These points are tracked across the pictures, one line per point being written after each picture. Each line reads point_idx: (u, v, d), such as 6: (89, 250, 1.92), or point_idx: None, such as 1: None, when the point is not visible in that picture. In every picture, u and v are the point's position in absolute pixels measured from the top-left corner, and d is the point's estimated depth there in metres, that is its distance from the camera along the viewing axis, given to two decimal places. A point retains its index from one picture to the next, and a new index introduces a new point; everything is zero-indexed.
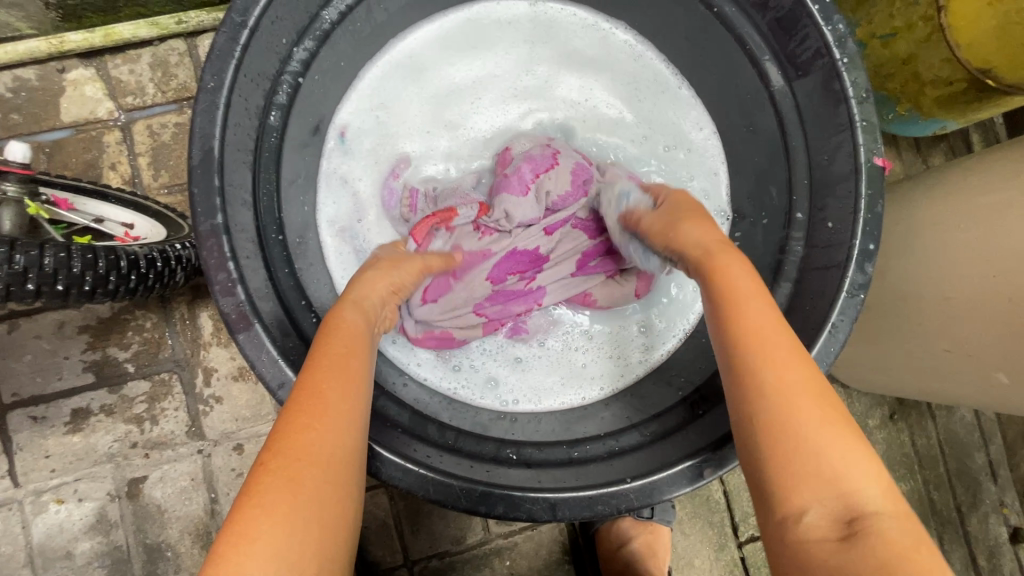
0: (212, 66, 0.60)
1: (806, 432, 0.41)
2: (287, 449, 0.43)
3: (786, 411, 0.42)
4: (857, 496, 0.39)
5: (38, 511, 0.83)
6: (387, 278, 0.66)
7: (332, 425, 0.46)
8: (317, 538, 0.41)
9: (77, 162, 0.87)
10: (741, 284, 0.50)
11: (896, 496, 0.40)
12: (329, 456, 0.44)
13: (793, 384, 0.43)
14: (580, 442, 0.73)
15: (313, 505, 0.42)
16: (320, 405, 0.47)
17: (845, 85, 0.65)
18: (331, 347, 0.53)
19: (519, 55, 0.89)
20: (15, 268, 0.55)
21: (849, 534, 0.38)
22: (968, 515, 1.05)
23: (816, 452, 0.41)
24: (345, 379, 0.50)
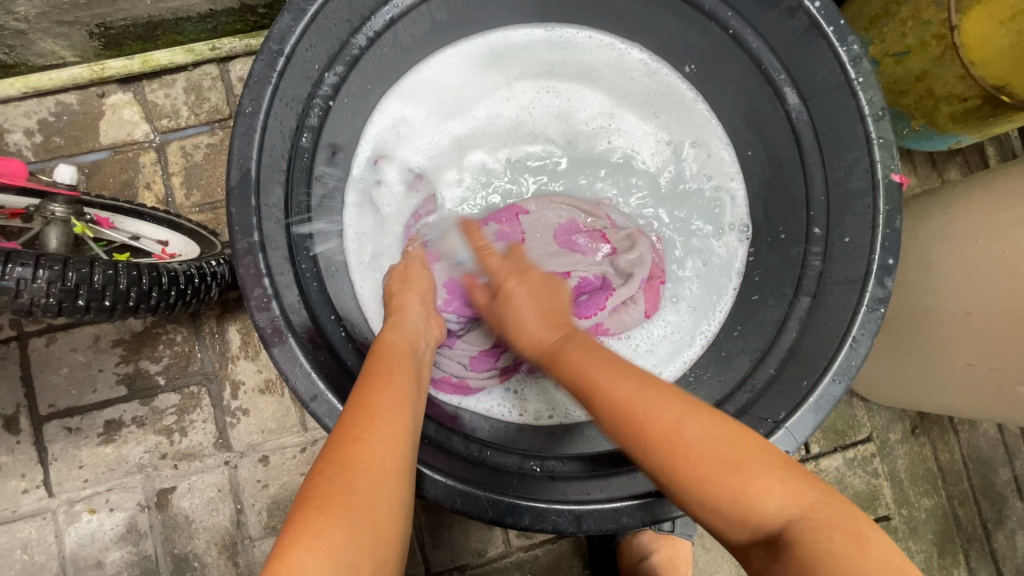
0: (250, 92, 0.63)
1: (706, 479, 0.48)
2: (342, 460, 0.47)
3: (685, 460, 0.49)
4: (770, 510, 0.46)
5: (70, 520, 0.85)
6: (415, 293, 0.72)
7: (381, 436, 0.49)
8: (373, 545, 0.44)
9: (115, 182, 0.91)
10: (584, 359, 0.59)
11: (810, 496, 0.46)
12: (382, 468, 0.47)
13: (675, 431, 0.50)
14: (603, 455, 0.74)
15: (358, 520, 0.44)
16: (372, 419, 0.50)
17: (860, 104, 0.67)
18: (382, 363, 0.58)
19: (537, 78, 0.92)
20: (68, 285, 0.58)
21: (776, 547, 0.46)
22: (995, 531, 1.03)
23: (721, 492, 0.47)
24: (396, 396, 0.54)
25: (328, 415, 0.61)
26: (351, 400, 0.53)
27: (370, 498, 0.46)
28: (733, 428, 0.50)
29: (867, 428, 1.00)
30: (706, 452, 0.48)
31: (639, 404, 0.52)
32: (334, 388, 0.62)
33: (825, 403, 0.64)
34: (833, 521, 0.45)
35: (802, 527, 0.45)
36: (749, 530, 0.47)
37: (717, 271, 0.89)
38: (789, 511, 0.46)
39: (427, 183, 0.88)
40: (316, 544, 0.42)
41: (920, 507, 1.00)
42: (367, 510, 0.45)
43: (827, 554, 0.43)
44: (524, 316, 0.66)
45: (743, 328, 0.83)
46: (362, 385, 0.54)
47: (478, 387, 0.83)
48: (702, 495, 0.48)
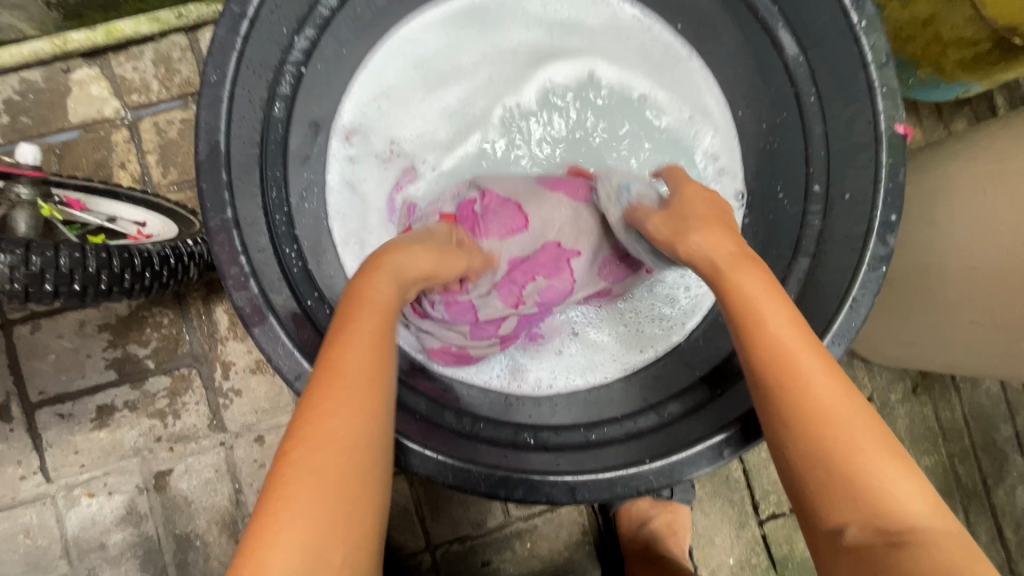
0: (214, 59, 0.59)
1: (849, 447, 0.40)
2: (313, 440, 0.41)
3: (810, 407, 0.42)
4: (906, 509, 0.38)
5: (70, 505, 0.85)
6: (421, 247, 0.61)
7: (347, 408, 0.43)
8: (337, 536, 0.38)
9: (88, 163, 0.87)
10: (757, 290, 0.48)
11: (942, 509, 0.38)
12: (348, 449, 0.42)
13: (821, 382, 0.42)
14: (598, 425, 0.73)
15: (320, 507, 0.39)
16: (341, 389, 0.44)
17: (863, 50, 0.63)
18: (355, 317, 0.50)
19: (525, 39, 0.87)
20: (31, 270, 0.55)
21: (893, 544, 0.37)
22: (995, 487, 1.03)
23: (857, 469, 0.39)
24: (372, 361, 0.47)
25: None
26: (319, 361, 0.46)
27: (336, 485, 0.40)
28: (859, 397, 0.42)
29: (867, 389, 0.99)
30: (823, 380, 0.42)
31: (782, 339, 0.45)
32: None
33: None
34: (961, 541, 0.37)
35: (931, 539, 0.36)
36: (864, 516, 0.38)
37: None
38: (927, 516, 0.38)
39: (407, 150, 0.85)
40: (279, 537, 0.37)
41: (920, 465, 1.00)
42: (331, 497, 0.39)
43: (951, 555, 0.35)
44: (704, 235, 0.55)
45: None
46: (329, 348, 0.47)
47: (479, 356, 0.79)
48: (808, 420, 0.41)
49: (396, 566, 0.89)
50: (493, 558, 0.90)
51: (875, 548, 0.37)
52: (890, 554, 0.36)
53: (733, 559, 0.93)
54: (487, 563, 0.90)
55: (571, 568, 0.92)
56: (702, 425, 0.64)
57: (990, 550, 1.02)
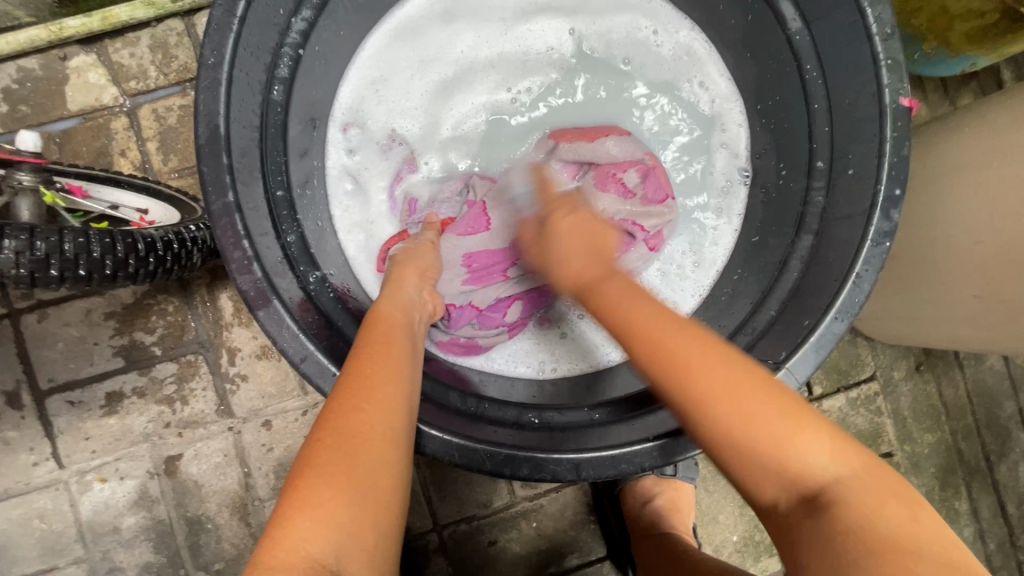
0: (211, 41, 0.59)
1: (753, 429, 0.45)
2: (344, 435, 0.46)
3: (728, 415, 0.45)
4: (811, 470, 0.44)
5: (83, 490, 0.87)
6: (414, 266, 0.69)
7: (377, 408, 0.48)
8: (373, 517, 0.43)
9: (88, 151, 0.87)
10: (622, 299, 0.53)
11: (863, 460, 0.45)
12: (386, 441, 0.47)
13: (697, 364, 0.47)
14: (601, 404, 0.73)
15: (355, 492, 0.43)
16: (370, 391, 0.49)
17: (868, 22, 0.62)
18: (376, 335, 0.56)
19: (522, 16, 0.86)
20: (37, 255, 0.56)
21: (816, 507, 0.43)
22: (997, 463, 1.04)
23: (758, 448, 0.45)
24: (394, 371, 0.52)
25: (319, 375, 0.60)
26: (345, 372, 0.52)
27: (376, 474, 0.45)
28: (750, 370, 0.47)
29: (870, 367, 0.99)
30: (719, 378, 0.46)
31: (655, 337, 0.49)
32: (325, 348, 0.61)
33: (827, 342, 0.63)
34: (887, 490, 0.43)
35: (844, 490, 0.43)
36: (790, 488, 0.44)
37: (714, 221, 0.86)
38: (835, 470, 0.44)
39: (406, 138, 0.85)
40: (316, 518, 0.41)
41: (923, 442, 1.01)
42: (371, 482, 0.44)
43: (871, 513, 0.41)
44: (570, 263, 0.59)
45: (743, 272, 0.80)
46: (358, 359, 0.52)
47: (488, 345, 0.81)
48: (722, 418, 0.45)
49: (404, 547, 0.91)
50: (500, 537, 0.92)
51: (804, 518, 0.43)
52: (814, 519, 0.43)
53: (737, 536, 0.94)
54: (493, 542, 0.92)
55: (576, 546, 0.93)
56: None
57: (992, 524, 1.03)
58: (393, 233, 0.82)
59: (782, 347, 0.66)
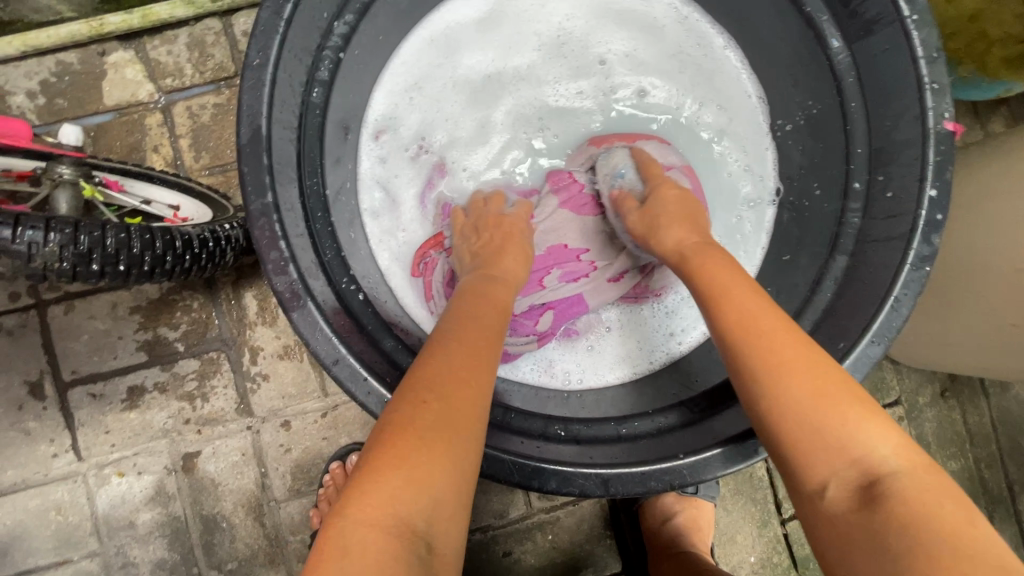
0: (257, 43, 0.59)
1: (822, 402, 0.44)
2: (447, 402, 0.45)
3: (786, 399, 0.45)
4: (873, 456, 0.42)
5: (101, 483, 0.87)
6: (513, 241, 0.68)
7: (482, 387, 0.48)
8: (456, 496, 0.42)
9: (121, 145, 0.88)
10: (714, 261, 0.56)
11: (919, 458, 0.42)
12: (468, 411, 0.46)
13: (790, 354, 0.46)
14: (628, 419, 0.72)
15: (446, 465, 0.42)
16: (474, 369, 0.48)
17: (913, 45, 0.61)
18: (480, 314, 0.56)
19: (557, 25, 0.86)
20: (80, 249, 0.57)
21: (869, 499, 0.41)
22: (1021, 493, 1.02)
23: (833, 422, 0.44)
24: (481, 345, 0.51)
25: (350, 379, 0.59)
26: (451, 342, 0.51)
27: (469, 451, 0.44)
28: (838, 366, 0.47)
29: (895, 391, 0.98)
30: (824, 370, 0.46)
31: (766, 326, 0.49)
32: (356, 352, 0.61)
33: (862, 365, 0.62)
34: (939, 485, 0.41)
35: (907, 480, 0.41)
36: (848, 470, 0.43)
37: (743, 238, 0.85)
38: (895, 461, 0.42)
39: (437, 147, 0.84)
40: (401, 483, 0.41)
41: (945, 470, 0.99)
42: (461, 458, 0.44)
43: (932, 504, 0.39)
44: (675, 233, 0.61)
45: (773, 290, 0.80)
46: (463, 332, 0.52)
47: (517, 353, 0.81)
48: (791, 397, 0.45)
49: None
50: (515, 548, 0.91)
51: (851, 505, 0.42)
52: (869, 513, 0.41)
53: (755, 557, 0.93)
54: (508, 554, 0.91)
55: (591, 561, 0.92)
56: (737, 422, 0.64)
57: None
58: (428, 238, 0.82)
59: None
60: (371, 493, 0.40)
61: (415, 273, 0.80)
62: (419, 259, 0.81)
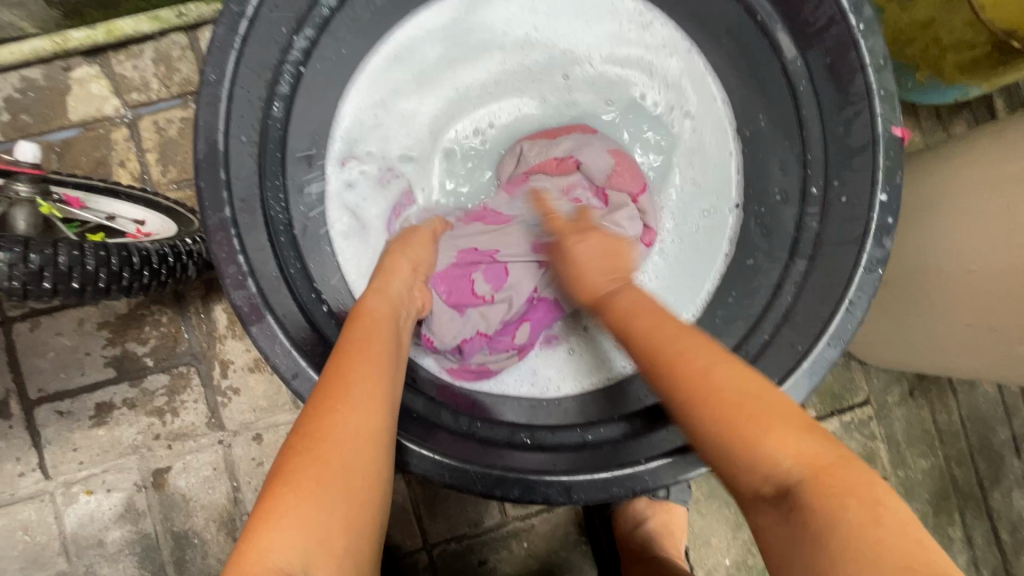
0: (214, 59, 0.60)
1: (739, 422, 0.46)
2: (313, 436, 0.46)
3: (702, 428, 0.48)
4: (778, 469, 0.44)
5: (69, 502, 0.86)
6: (406, 258, 0.68)
7: (352, 406, 0.48)
8: (336, 526, 0.43)
9: (87, 160, 0.87)
10: (638, 303, 0.60)
11: (831, 458, 0.44)
12: (356, 442, 0.47)
13: (723, 385, 0.48)
14: (594, 425, 0.73)
15: (318, 496, 0.43)
16: (344, 392, 0.49)
17: (861, 54, 0.63)
18: (359, 332, 0.56)
19: (520, 42, 0.87)
20: (31, 267, 0.57)
21: (789, 508, 0.43)
22: (991, 490, 1.03)
23: (746, 443, 0.45)
24: (375, 367, 0.52)
25: (310, 393, 0.59)
26: (326, 373, 0.51)
27: (343, 476, 0.45)
28: (751, 379, 0.48)
29: (864, 391, 0.99)
30: (734, 395, 0.47)
31: (667, 351, 0.52)
32: (317, 365, 0.61)
33: (819, 367, 0.63)
34: (859, 483, 0.42)
35: (813, 488, 0.42)
36: (768, 483, 0.44)
37: (710, 248, 0.86)
38: (797, 469, 0.44)
39: (402, 168, 0.86)
40: (278, 526, 0.42)
41: (916, 468, 1.00)
42: (338, 485, 0.45)
43: (844, 507, 0.40)
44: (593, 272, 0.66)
45: (737, 294, 0.81)
46: (339, 356, 0.53)
47: (499, 369, 0.81)
48: (724, 426, 0.47)
49: (393, 565, 0.89)
50: (490, 557, 0.91)
51: (778, 519, 0.43)
52: (789, 522, 0.42)
53: (729, 560, 0.93)
54: (484, 563, 0.91)
55: (567, 567, 0.92)
56: None
57: (985, 553, 1.02)
58: None
59: (774, 373, 0.66)
60: (258, 541, 0.42)
61: None
62: None
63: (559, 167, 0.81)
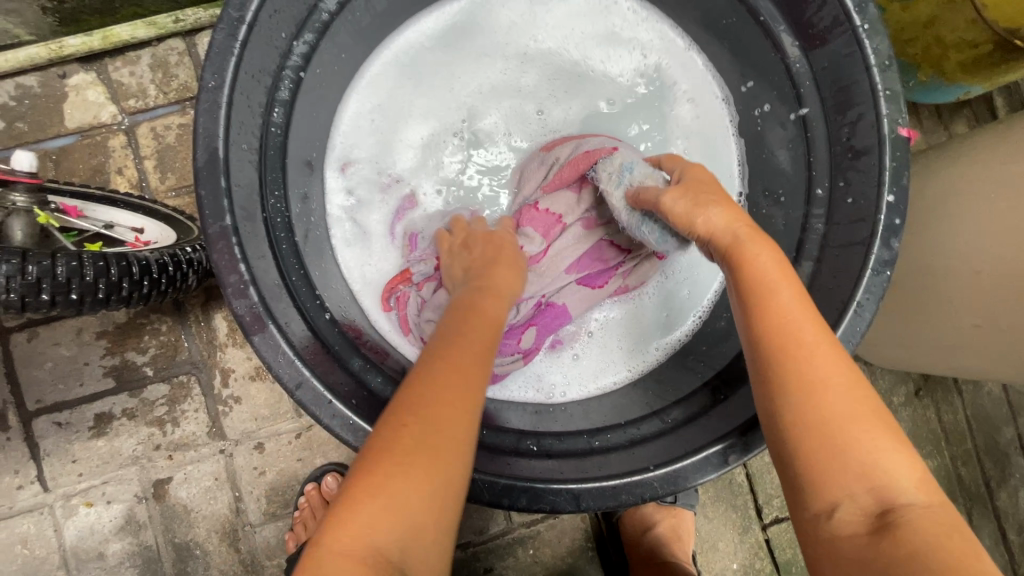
0: (212, 64, 0.58)
1: (831, 421, 0.43)
2: (416, 427, 0.44)
3: (817, 409, 0.44)
4: (892, 483, 0.42)
5: (68, 514, 0.84)
6: (508, 260, 0.65)
7: (456, 404, 0.46)
8: (422, 525, 0.42)
9: (84, 168, 0.87)
10: (767, 274, 0.48)
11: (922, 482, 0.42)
12: (457, 445, 0.45)
13: (831, 385, 0.44)
14: (600, 431, 0.72)
15: (408, 492, 0.42)
16: (447, 386, 0.46)
17: (867, 53, 0.62)
18: (473, 327, 0.53)
19: (519, 44, 0.86)
20: (29, 279, 0.56)
21: (881, 525, 0.41)
22: (997, 489, 1.03)
23: (846, 446, 0.43)
24: (484, 368, 0.50)
25: (314, 403, 0.58)
26: (437, 357, 0.49)
27: (429, 476, 0.43)
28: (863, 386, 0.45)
29: None
30: (839, 390, 0.44)
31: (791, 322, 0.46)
32: (320, 375, 0.60)
33: None
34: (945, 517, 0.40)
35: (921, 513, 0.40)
36: (863, 495, 0.42)
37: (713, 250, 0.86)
38: (914, 494, 0.41)
39: (402, 175, 0.84)
40: (369, 509, 0.41)
41: None
42: (427, 484, 0.43)
43: (933, 532, 0.39)
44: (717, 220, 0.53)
45: None
46: (445, 346, 0.50)
47: (505, 373, 0.80)
48: (813, 421, 0.44)
49: None
50: (496, 564, 0.90)
51: (858, 530, 0.41)
52: (877, 537, 0.40)
53: (737, 564, 0.93)
54: (490, 570, 0.90)
55: None
56: (707, 432, 0.64)
57: (993, 553, 1.01)
58: (396, 272, 0.81)
59: None
60: (349, 522, 0.41)
61: (385, 307, 0.79)
62: (390, 292, 0.79)
63: (574, 163, 0.74)
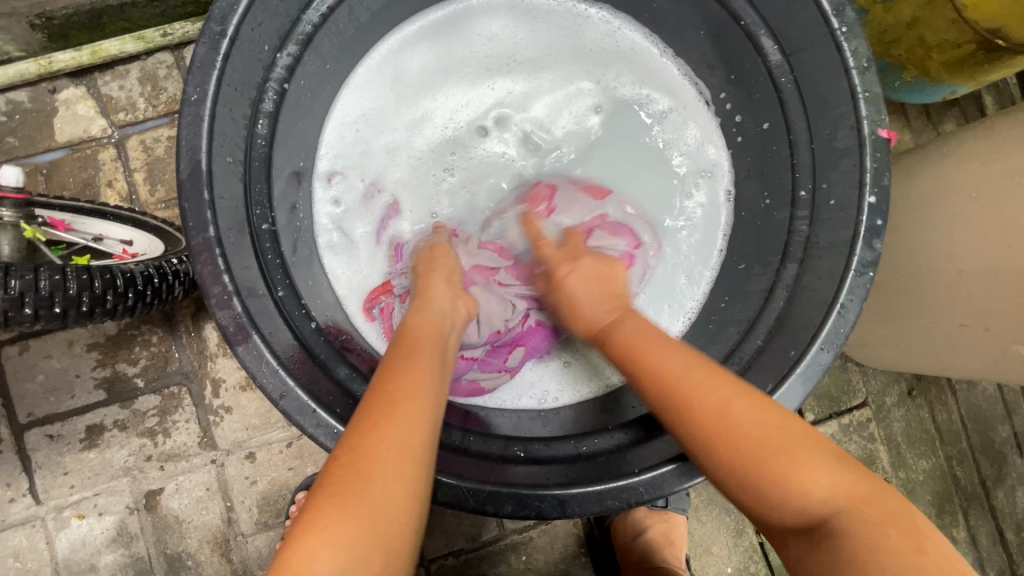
0: (194, 78, 0.59)
1: (744, 452, 0.47)
2: (359, 448, 0.46)
3: (729, 435, 0.48)
4: (813, 500, 0.44)
5: (60, 526, 0.85)
6: (442, 274, 0.71)
7: (398, 420, 0.48)
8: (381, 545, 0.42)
9: (75, 181, 0.87)
10: (642, 334, 0.60)
11: (863, 488, 0.44)
12: (399, 457, 0.46)
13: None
14: (588, 436, 0.72)
15: (358, 516, 0.42)
16: (389, 407, 0.48)
17: (845, 55, 0.63)
18: (405, 350, 0.57)
19: (503, 52, 0.87)
20: (11, 293, 0.56)
21: (818, 536, 0.43)
22: (994, 489, 1.02)
23: (761, 473, 0.46)
24: (423, 389, 0.51)
25: (298, 412, 0.59)
26: (374, 386, 0.52)
27: (385, 494, 0.44)
28: (766, 406, 0.49)
29: (862, 393, 0.98)
30: (736, 416, 0.49)
31: (678, 374, 0.53)
32: (305, 384, 0.60)
33: (813, 373, 0.62)
34: (893, 513, 0.42)
35: (853, 519, 0.42)
36: (791, 516, 0.45)
37: (699, 256, 0.87)
38: (834, 498, 0.43)
39: (390, 184, 0.85)
40: (320, 538, 0.41)
41: (917, 469, 0.99)
42: (379, 502, 0.43)
43: (872, 535, 0.41)
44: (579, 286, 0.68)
45: (730, 299, 0.80)
46: (385, 372, 0.53)
47: (492, 387, 0.81)
48: (737, 459, 0.47)
49: None
50: (489, 571, 0.90)
51: (804, 548, 0.44)
52: (817, 550, 0.43)
53: (731, 568, 0.92)
54: None
55: None
56: None
57: (990, 553, 1.01)
58: (379, 283, 0.81)
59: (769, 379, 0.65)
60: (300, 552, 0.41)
61: (370, 316, 0.80)
62: (372, 301, 0.80)
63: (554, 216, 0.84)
